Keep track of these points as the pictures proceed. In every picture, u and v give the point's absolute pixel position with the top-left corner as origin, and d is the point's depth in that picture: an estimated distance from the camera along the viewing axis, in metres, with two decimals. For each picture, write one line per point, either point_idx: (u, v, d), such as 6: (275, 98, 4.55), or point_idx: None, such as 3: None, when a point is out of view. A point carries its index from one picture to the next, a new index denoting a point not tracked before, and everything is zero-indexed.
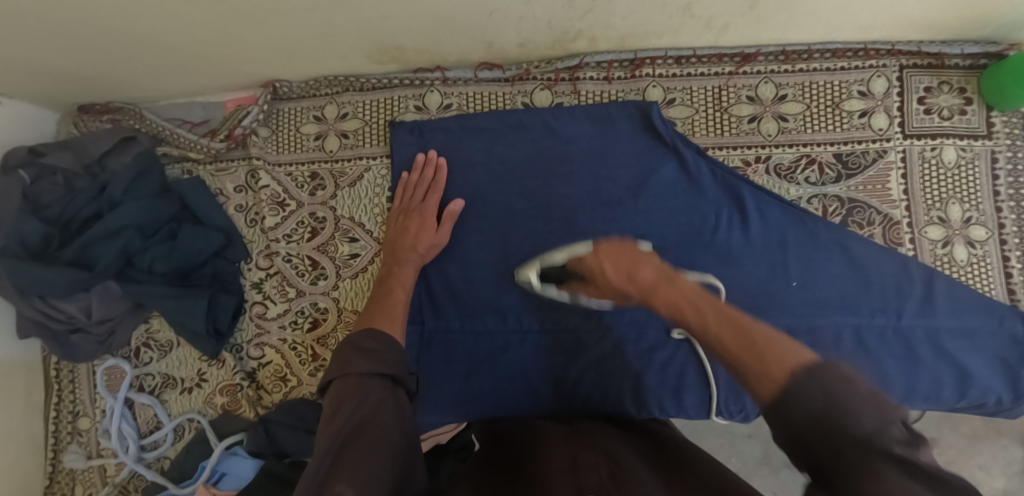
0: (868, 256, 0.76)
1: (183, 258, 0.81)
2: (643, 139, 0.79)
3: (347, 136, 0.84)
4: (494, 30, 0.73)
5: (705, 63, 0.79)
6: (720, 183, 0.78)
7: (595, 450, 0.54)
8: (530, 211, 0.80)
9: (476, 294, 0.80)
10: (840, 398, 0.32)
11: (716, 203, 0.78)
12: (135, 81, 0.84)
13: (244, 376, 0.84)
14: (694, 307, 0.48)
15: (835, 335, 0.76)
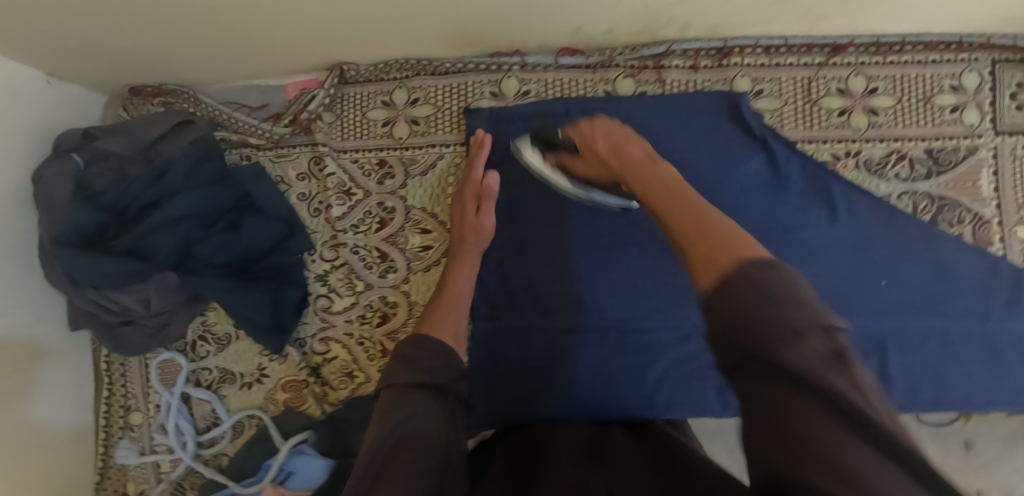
0: (959, 256, 0.74)
1: (247, 248, 0.77)
2: (730, 130, 0.76)
3: (418, 122, 0.80)
4: (585, 14, 0.69)
5: (795, 53, 0.76)
6: (809, 178, 0.76)
7: (600, 462, 0.50)
8: (612, 204, 0.77)
9: (555, 289, 0.77)
10: (777, 346, 0.34)
11: (804, 198, 0.76)
12: (189, 63, 0.80)
13: (309, 372, 0.80)
14: (677, 211, 0.51)
15: (920, 337, 0.75)
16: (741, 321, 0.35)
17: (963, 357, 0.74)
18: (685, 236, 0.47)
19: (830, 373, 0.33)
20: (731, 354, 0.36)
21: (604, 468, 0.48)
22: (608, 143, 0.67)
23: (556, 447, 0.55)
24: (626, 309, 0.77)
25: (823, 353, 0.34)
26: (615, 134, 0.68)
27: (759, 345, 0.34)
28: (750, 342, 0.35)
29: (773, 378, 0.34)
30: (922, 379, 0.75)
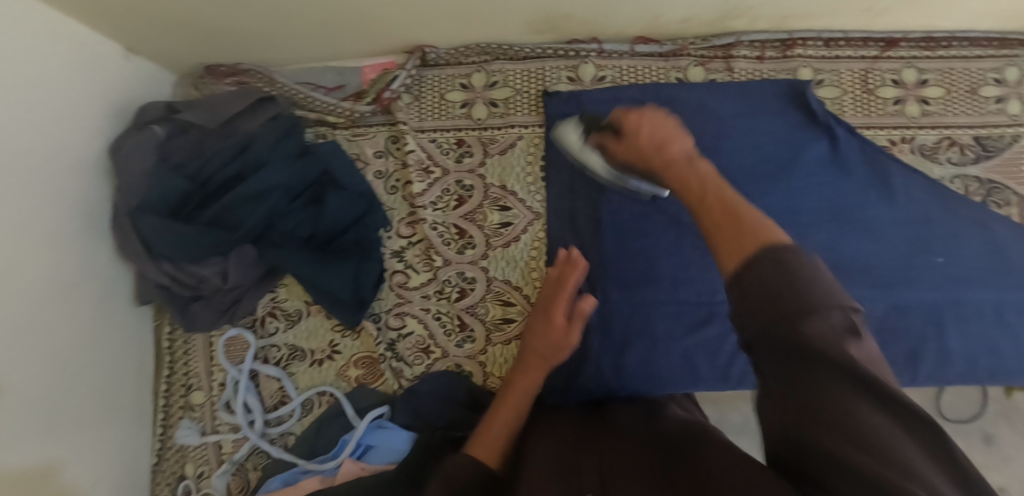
0: (1010, 235, 0.79)
1: (331, 223, 0.78)
2: (796, 115, 0.81)
3: (497, 104, 0.83)
4: (670, 3, 0.73)
5: (852, 46, 0.82)
6: (870, 160, 0.81)
7: (579, 450, 0.55)
8: None
9: (632, 264, 0.79)
10: (757, 274, 0.38)
11: (865, 181, 0.81)
12: (274, 42, 0.81)
13: (386, 347, 0.80)
14: (700, 179, 0.50)
15: (977, 310, 0.79)
16: (741, 251, 0.40)
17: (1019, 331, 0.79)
18: (705, 208, 0.47)
19: (829, 311, 0.36)
20: (749, 325, 0.38)
21: (592, 456, 0.53)
22: (648, 135, 0.58)
23: (548, 436, 0.59)
24: (701, 284, 0.79)
25: (812, 286, 0.36)
26: (654, 121, 0.59)
27: (763, 333, 0.37)
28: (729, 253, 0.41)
29: (779, 356, 0.36)
30: (980, 350, 0.79)
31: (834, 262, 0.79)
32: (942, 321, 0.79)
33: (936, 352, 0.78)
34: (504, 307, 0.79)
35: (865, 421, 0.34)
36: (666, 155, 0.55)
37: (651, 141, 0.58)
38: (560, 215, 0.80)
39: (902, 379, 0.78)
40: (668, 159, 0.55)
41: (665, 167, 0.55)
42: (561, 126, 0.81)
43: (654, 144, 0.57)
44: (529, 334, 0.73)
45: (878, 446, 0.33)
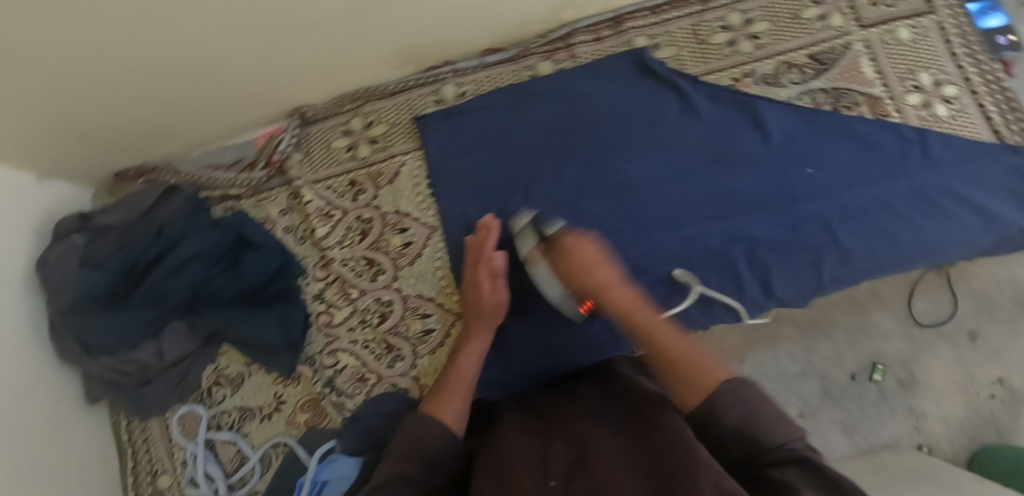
0: (866, 131, 0.85)
1: (250, 280, 0.83)
2: (646, 80, 0.86)
3: (377, 140, 0.90)
4: (494, 12, 0.82)
5: (676, 8, 0.90)
6: (723, 100, 0.86)
7: (550, 431, 0.59)
8: (564, 164, 0.86)
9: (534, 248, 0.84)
10: (728, 392, 0.51)
11: (725, 119, 0.85)
12: (168, 134, 0.89)
13: (324, 385, 0.84)
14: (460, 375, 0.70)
15: (861, 205, 0.83)
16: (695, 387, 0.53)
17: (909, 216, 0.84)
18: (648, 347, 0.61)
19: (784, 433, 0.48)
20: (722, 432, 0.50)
21: (555, 435, 0.58)
22: (580, 260, 0.73)
23: (517, 424, 0.64)
24: (602, 251, 0.83)
25: (782, 421, 0.49)
26: (591, 256, 0.73)
27: (739, 436, 0.49)
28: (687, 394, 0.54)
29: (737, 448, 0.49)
30: (879, 246, 0.82)
31: (715, 198, 0.84)
32: (831, 227, 0.82)
33: (837, 255, 0.82)
34: (423, 319, 0.84)
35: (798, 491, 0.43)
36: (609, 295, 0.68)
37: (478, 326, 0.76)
38: (456, 222, 0.85)
39: (811, 288, 0.82)
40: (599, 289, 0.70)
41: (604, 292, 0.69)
42: (438, 141, 0.87)
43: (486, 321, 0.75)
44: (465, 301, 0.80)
45: None
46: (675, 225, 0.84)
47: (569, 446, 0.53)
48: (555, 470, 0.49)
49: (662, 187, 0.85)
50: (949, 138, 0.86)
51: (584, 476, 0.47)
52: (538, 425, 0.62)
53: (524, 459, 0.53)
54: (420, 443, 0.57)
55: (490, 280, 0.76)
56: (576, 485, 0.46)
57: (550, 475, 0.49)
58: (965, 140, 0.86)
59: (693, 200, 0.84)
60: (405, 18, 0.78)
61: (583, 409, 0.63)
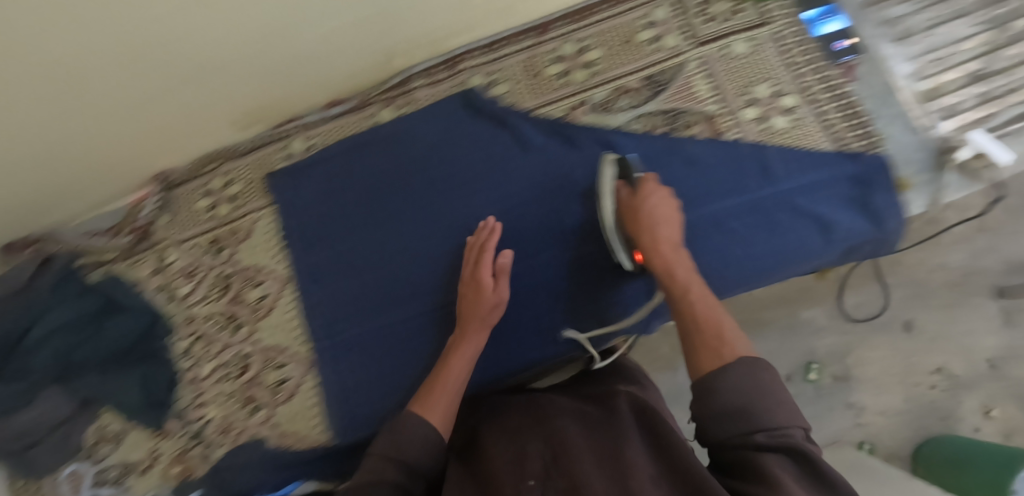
0: (700, 150, 0.86)
1: (110, 344, 0.87)
2: (478, 121, 0.90)
3: (234, 198, 0.94)
4: (323, 66, 0.85)
5: (512, 43, 0.92)
6: (553, 132, 0.88)
7: (547, 420, 0.59)
8: (407, 208, 0.88)
9: (379, 291, 0.86)
10: (727, 386, 0.51)
11: (557, 152, 0.87)
12: (43, 207, 0.92)
13: (192, 437, 0.88)
14: (455, 371, 0.71)
15: (696, 225, 0.84)
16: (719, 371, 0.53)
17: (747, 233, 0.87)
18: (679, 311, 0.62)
19: (776, 410, 0.49)
20: (704, 416, 0.51)
21: (536, 429, 0.57)
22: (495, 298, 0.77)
23: (533, 412, 0.63)
24: (446, 291, 0.85)
25: (786, 404, 0.50)
26: (660, 208, 0.72)
27: (704, 416, 0.51)
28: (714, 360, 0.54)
29: (712, 429, 0.50)
30: (715, 266, 0.83)
31: (552, 230, 0.85)
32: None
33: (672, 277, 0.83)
34: (279, 370, 0.87)
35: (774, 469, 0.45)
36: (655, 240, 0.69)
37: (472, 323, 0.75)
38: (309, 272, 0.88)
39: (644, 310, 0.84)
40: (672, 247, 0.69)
41: (650, 249, 0.68)
42: (286, 196, 0.89)
43: (482, 322, 0.76)
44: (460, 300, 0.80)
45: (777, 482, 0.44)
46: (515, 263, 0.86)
47: (546, 443, 0.54)
48: (531, 470, 0.50)
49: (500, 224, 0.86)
50: (784, 150, 0.86)
51: (560, 476, 0.48)
52: (576, 406, 0.62)
53: (505, 457, 0.54)
54: (401, 445, 0.59)
55: (493, 278, 0.77)
56: (551, 486, 0.48)
57: (525, 475, 0.50)
58: (800, 151, 0.86)
59: (530, 235, 0.86)
60: (228, 82, 0.81)
61: (519, 417, 0.62)
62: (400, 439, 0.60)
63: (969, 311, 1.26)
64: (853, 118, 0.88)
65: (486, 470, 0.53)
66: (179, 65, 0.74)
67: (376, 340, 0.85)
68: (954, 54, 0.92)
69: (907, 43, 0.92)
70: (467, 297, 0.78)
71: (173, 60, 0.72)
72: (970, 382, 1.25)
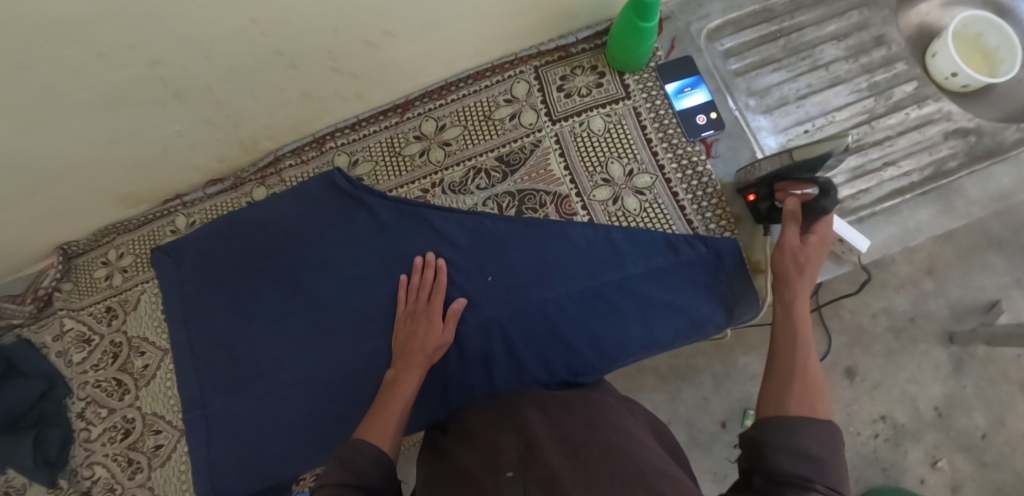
0: (549, 232, 0.85)
1: (9, 407, 0.94)
2: (338, 199, 0.90)
3: (126, 270, 1.00)
4: (185, 156, 0.90)
5: (374, 122, 0.94)
6: (407, 212, 0.88)
7: (495, 424, 0.65)
8: (268, 285, 0.90)
9: (242, 366, 0.89)
10: (804, 435, 0.53)
11: (407, 234, 0.87)
12: None
13: (79, 495, 0.95)
14: (396, 398, 0.72)
15: (541, 311, 0.82)
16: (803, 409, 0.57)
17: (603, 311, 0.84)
18: (787, 341, 0.66)
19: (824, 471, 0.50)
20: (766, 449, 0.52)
21: (505, 427, 0.63)
22: (404, 340, 0.80)
23: (472, 427, 0.69)
24: (302, 369, 0.87)
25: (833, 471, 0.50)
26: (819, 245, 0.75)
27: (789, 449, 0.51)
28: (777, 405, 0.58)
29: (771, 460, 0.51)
30: (551, 352, 0.82)
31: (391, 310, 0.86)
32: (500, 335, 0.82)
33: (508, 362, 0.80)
34: (155, 435, 0.93)
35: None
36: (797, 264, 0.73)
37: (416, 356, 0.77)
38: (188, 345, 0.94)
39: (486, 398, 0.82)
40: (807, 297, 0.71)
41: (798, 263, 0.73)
42: (165, 272, 0.95)
43: (425, 357, 0.77)
44: (404, 330, 0.81)
45: None
46: (361, 347, 0.86)
47: (517, 436, 0.60)
48: (507, 462, 0.55)
49: (347, 306, 0.87)
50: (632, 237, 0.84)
51: (538, 466, 0.53)
52: (501, 413, 0.69)
53: (480, 457, 0.59)
54: (357, 467, 0.60)
55: (442, 319, 0.80)
56: (527, 476, 0.52)
57: (504, 469, 0.54)
58: (647, 240, 0.84)
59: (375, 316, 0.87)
60: (96, 174, 0.88)
61: (485, 417, 0.69)
62: (350, 464, 0.60)
63: (909, 357, 1.25)
64: (706, 199, 0.85)
65: (461, 470, 0.59)
66: (32, 169, 0.81)
67: (234, 413, 0.88)
68: (826, 125, 0.89)
69: (779, 113, 0.90)
70: (418, 332, 0.80)
71: (33, 164, 0.80)
72: (916, 431, 1.22)
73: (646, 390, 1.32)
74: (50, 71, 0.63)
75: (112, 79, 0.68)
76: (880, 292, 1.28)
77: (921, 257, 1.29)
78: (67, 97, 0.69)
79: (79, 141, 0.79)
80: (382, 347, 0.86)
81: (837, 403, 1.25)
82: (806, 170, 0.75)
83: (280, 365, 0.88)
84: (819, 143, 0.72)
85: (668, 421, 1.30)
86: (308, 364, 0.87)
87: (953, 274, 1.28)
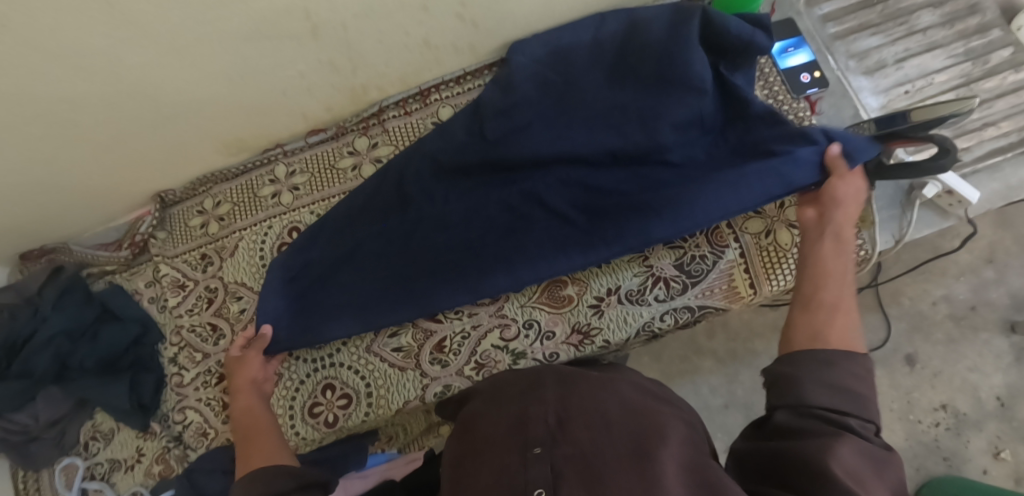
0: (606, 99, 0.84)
1: (107, 349, 0.97)
2: (430, 150, 0.88)
3: (223, 218, 1.01)
4: (299, 102, 0.93)
5: (478, 77, 0.98)
6: (562, 71, 0.87)
7: (531, 383, 0.58)
8: (378, 213, 0.88)
9: (368, 241, 0.86)
10: (843, 368, 0.48)
11: (739, 32, 0.79)
12: (66, 222, 1.03)
13: (171, 439, 0.96)
14: (258, 432, 0.70)
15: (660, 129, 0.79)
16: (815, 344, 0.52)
17: (702, 255, 0.84)
18: (822, 295, 0.59)
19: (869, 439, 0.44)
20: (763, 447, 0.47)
21: (537, 386, 0.57)
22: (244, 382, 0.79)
23: (496, 390, 0.62)
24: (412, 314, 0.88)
25: (865, 403, 0.46)
26: (846, 195, 0.69)
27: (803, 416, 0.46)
28: (809, 342, 0.54)
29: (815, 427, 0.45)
30: (553, 89, 0.86)
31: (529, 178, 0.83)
32: (567, 84, 0.86)
33: (619, 191, 0.80)
34: None
35: (847, 445, 0.42)
36: (832, 221, 0.67)
37: (241, 387, 0.78)
38: None
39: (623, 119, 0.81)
40: (823, 226, 0.68)
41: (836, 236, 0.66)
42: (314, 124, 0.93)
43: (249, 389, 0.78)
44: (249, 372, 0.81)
45: (852, 456, 0.41)
46: (448, 216, 0.85)
47: (550, 405, 0.52)
48: (535, 435, 0.48)
49: (515, 149, 0.83)
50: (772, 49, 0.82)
51: (567, 444, 0.46)
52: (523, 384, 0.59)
53: (504, 425, 0.52)
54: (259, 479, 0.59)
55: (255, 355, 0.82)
56: (557, 453, 0.45)
57: (531, 442, 0.47)
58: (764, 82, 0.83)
59: (632, 92, 0.82)
60: (210, 117, 0.89)
61: (516, 380, 0.61)
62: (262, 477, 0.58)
63: (970, 346, 1.24)
64: None
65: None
66: (152, 103, 0.82)
67: (370, 248, 0.86)
68: (926, 87, 0.91)
69: (878, 75, 0.93)
70: (244, 365, 0.81)
71: (163, 98, 0.81)
72: (977, 420, 1.21)
73: (703, 371, 1.32)
74: None
75: (258, 11, 0.70)
76: (941, 279, 1.27)
77: (980, 245, 1.28)
78: (216, 23, 0.70)
79: (212, 77, 0.80)
80: (557, 181, 0.82)
81: (896, 390, 1.25)
82: (922, 130, 0.75)
83: (377, 236, 0.86)
84: (941, 104, 0.73)
85: (727, 402, 1.30)
86: (380, 263, 0.85)
87: (1014, 263, 1.26)
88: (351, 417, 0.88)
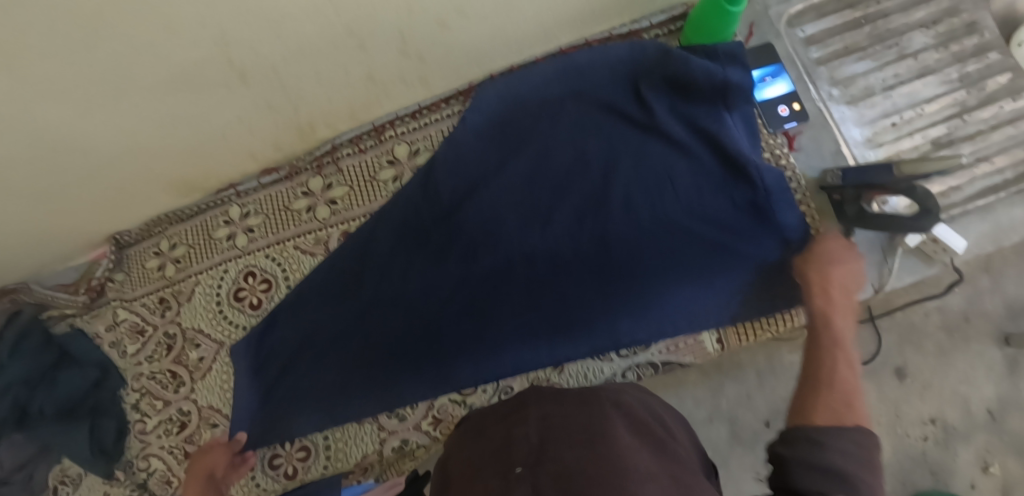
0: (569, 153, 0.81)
1: (67, 396, 0.93)
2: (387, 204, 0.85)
3: (179, 260, 0.98)
4: (244, 143, 0.88)
5: (434, 111, 0.94)
6: (521, 121, 0.84)
7: (520, 408, 0.53)
8: (331, 272, 0.85)
9: (320, 303, 0.84)
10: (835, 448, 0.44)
11: (709, 75, 0.75)
12: (21, 263, 0.97)
13: (135, 487, 0.95)
14: None
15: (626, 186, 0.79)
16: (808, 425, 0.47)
17: None
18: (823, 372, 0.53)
19: None
20: None
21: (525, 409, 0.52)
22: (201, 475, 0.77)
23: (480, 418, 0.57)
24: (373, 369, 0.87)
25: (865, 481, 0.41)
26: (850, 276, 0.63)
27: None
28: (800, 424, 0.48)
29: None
30: (513, 141, 0.83)
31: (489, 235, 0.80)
32: (524, 139, 0.83)
33: (588, 251, 0.78)
34: (211, 429, 0.92)
35: None
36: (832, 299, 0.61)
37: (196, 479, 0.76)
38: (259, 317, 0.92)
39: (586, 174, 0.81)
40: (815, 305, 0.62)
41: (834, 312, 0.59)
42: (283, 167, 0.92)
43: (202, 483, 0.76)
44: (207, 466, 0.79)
45: None
46: (411, 293, 0.81)
47: (533, 427, 0.47)
48: (517, 457, 0.43)
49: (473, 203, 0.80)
50: (745, 88, 0.76)
51: (551, 458, 0.41)
52: (511, 410, 0.54)
53: (490, 452, 0.47)
54: None
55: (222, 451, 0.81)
56: (538, 474, 0.40)
57: (512, 464, 0.42)
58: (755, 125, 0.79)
59: (597, 146, 0.81)
60: (152, 162, 0.85)
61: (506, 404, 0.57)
62: None
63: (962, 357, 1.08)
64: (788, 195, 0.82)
65: None
66: (86, 154, 0.78)
67: (326, 315, 0.83)
68: (914, 118, 0.85)
69: (863, 105, 0.86)
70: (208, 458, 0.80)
71: (97, 148, 0.77)
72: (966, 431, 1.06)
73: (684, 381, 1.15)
74: (117, 51, 0.59)
75: (178, 64, 0.65)
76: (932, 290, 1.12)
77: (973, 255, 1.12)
78: (134, 77, 0.65)
79: (144, 125, 0.75)
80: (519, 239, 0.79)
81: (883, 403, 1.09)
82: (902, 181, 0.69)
83: (335, 298, 0.84)
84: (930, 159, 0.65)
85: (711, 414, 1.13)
86: (337, 323, 0.83)
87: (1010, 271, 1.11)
88: (310, 470, 0.87)
